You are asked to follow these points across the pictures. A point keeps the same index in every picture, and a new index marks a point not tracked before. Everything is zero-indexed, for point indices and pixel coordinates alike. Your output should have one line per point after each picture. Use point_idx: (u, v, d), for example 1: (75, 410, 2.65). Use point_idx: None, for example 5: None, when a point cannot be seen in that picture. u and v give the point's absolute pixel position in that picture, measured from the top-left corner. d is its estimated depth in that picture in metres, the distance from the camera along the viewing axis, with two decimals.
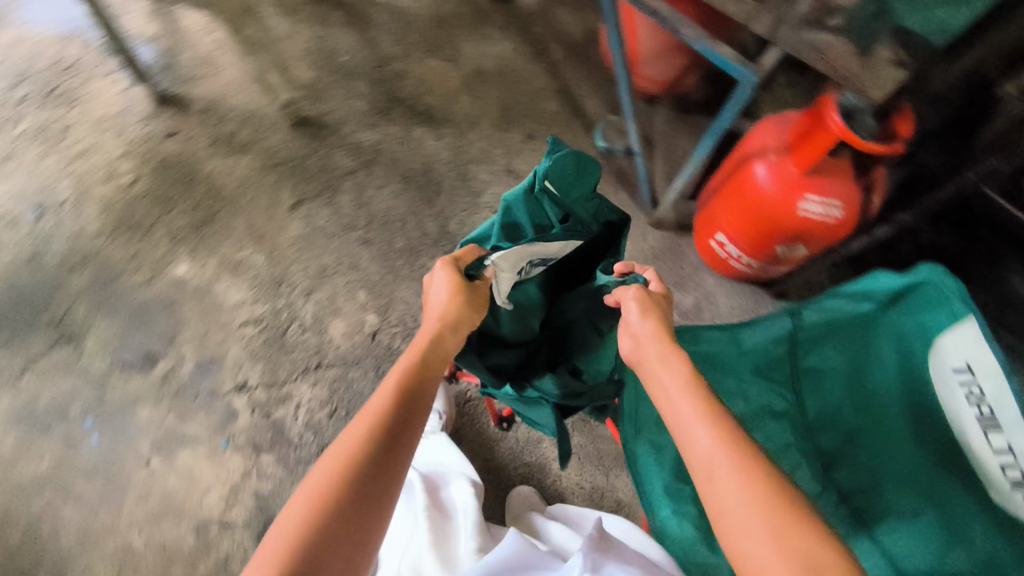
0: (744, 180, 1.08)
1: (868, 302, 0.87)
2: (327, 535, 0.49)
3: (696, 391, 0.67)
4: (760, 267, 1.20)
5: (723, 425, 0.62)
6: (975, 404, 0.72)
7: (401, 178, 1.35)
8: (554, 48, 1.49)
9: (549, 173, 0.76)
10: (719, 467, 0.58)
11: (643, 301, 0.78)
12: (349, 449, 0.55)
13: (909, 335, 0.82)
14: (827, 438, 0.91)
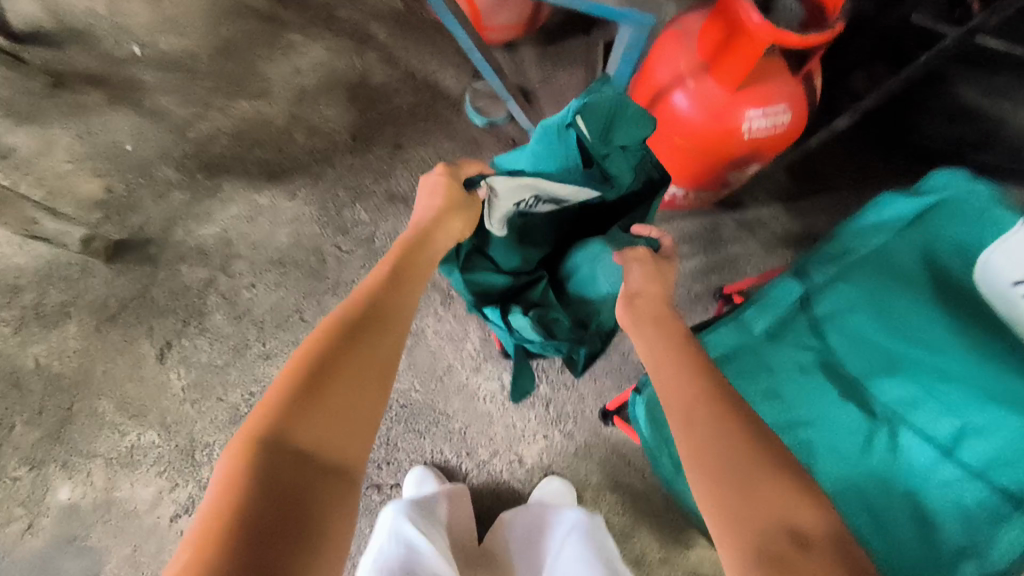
0: (664, 118, 0.89)
1: (882, 233, 0.81)
2: (321, 391, 0.49)
3: (684, 351, 0.61)
4: (709, 196, 1.04)
5: (713, 380, 0.57)
6: None
7: (271, 262, 1.09)
8: (375, 28, 1.20)
9: (585, 109, 0.67)
10: (695, 439, 0.52)
11: (648, 268, 0.70)
12: (342, 325, 0.55)
13: (939, 249, 0.80)
14: (876, 378, 0.80)
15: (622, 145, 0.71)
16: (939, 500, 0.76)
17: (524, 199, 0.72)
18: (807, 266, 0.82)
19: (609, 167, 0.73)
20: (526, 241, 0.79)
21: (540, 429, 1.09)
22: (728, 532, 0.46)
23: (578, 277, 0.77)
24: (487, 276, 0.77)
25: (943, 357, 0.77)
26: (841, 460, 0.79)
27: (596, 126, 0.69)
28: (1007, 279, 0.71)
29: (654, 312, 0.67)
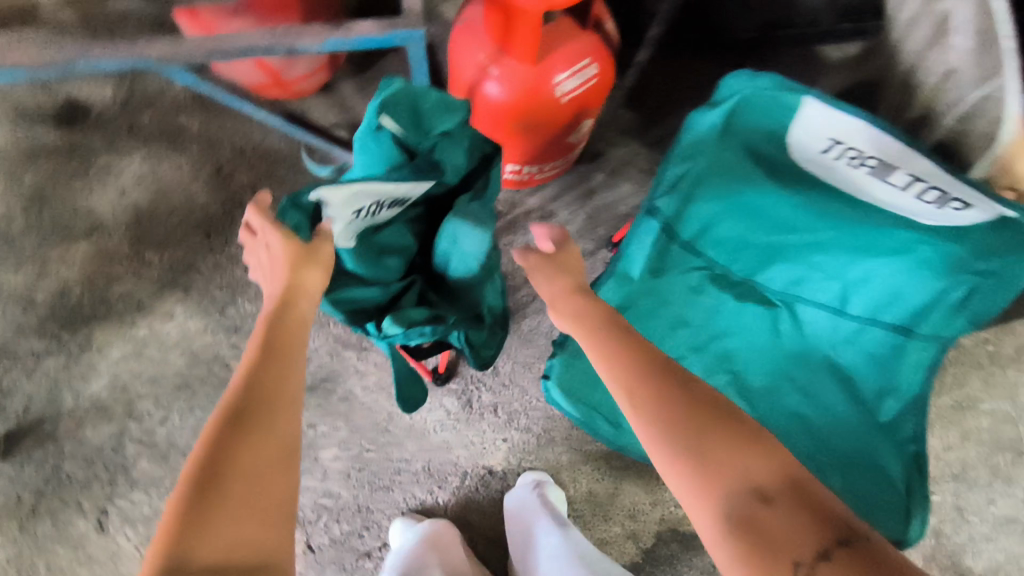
0: (483, 108, 0.90)
1: (706, 151, 0.77)
2: (211, 497, 0.46)
3: (610, 332, 0.59)
4: (564, 160, 1.06)
5: (647, 361, 0.56)
6: (859, 165, 0.68)
7: (176, 389, 1.05)
8: (185, 121, 1.16)
9: (389, 106, 0.63)
10: (649, 433, 0.52)
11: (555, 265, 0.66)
12: (223, 417, 0.50)
13: (758, 144, 0.76)
14: (760, 269, 0.87)
15: (442, 131, 0.68)
16: (850, 356, 0.84)
17: (366, 207, 0.62)
18: (656, 201, 0.80)
19: (440, 158, 0.68)
20: (384, 251, 0.68)
21: (498, 435, 1.10)
22: (706, 505, 0.49)
23: (453, 267, 0.71)
24: (359, 293, 0.67)
25: (812, 232, 0.79)
26: (757, 352, 0.89)
27: (406, 122, 0.65)
28: (816, 150, 0.71)
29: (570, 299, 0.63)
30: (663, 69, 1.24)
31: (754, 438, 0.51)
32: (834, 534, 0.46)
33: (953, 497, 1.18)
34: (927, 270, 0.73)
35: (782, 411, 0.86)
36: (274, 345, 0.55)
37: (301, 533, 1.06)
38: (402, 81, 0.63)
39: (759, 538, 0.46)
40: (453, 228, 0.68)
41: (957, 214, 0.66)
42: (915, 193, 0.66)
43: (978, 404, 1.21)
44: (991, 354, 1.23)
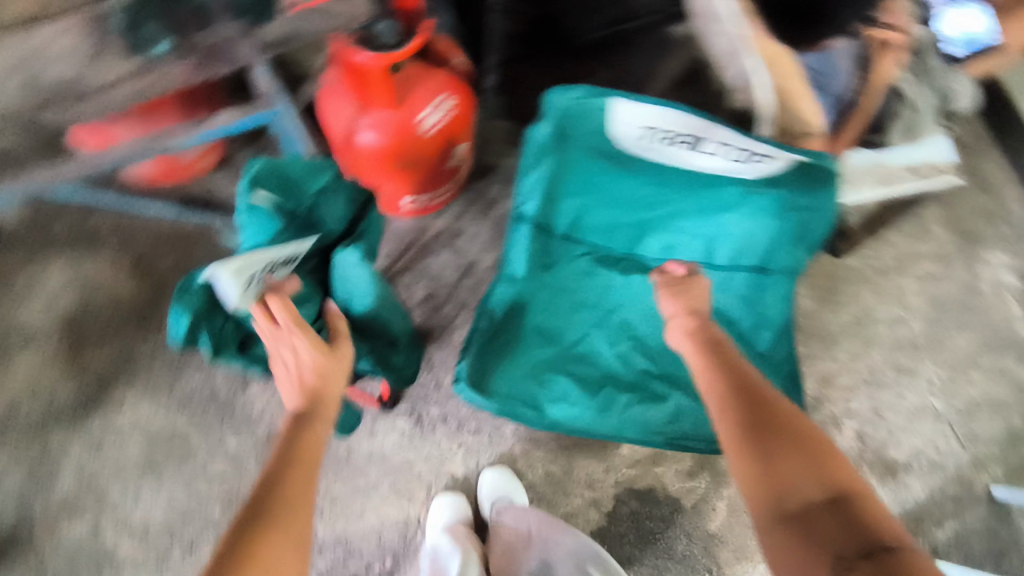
0: (360, 155, 0.98)
1: (546, 163, 0.84)
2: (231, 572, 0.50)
3: (721, 369, 0.71)
4: (452, 182, 1.16)
5: (750, 392, 0.67)
6: (675, 142, 0.80)
7: (143, 470, 1.12)
8: (97, 221, 1.22)
9: (258, 183, 0.72)
10: (731, 443, 0.63)
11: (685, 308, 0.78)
12: (255, 503, 0.56)
13: (596, 143, 0.84)
14: (634, 243, 0.97)
15: (317, 190, 0.77)
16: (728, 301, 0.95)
17: (260, 273, 0.68)
18: (522, 206, 0.88)
19: (322, 213, 0.77)
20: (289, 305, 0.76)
21: (452, 442, 1.19)
22: (769, 503, 0.57)
23: (354, 306, 0.79)
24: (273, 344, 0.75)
25: (667, 203, 0.90)
26: (653, 316, 0.97)
27: (279, 192, 0.74)
28: (637, 140, 0.81)
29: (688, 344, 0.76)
30: (532, 79, 1.35)
31: (827, 459, 0.58)
32: (879, 539, 0.50)
33: (868, 401, 1.30)
34: (765, 214, 0.86)
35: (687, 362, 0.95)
36: (295, 452, 0.62)
37: None
38: (263, 160, 0.72)
39: (801, 534, 0.53)
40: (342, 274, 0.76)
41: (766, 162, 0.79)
42: (728, 154, 0.79)
43: (874, 314, 1.35)
44: (875, 268, 1.37)
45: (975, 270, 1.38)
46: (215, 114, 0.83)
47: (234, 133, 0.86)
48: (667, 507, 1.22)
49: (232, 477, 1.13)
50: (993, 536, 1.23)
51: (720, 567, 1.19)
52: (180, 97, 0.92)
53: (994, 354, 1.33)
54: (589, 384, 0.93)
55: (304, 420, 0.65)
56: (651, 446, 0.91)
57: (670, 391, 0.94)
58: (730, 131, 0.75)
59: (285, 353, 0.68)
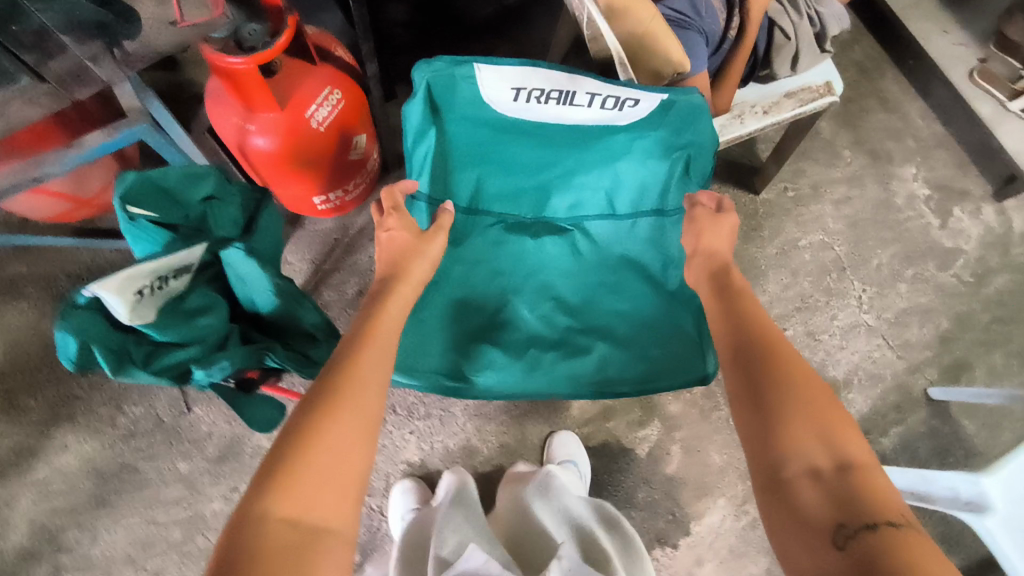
0: (258, 160, 0.98)
1: (426, 138, 0.89)
2: (307, 447, 0.57)
3: (746, 334, 0.70)
4: (365, 175, 1.17)
5: (769, 357, 0.66)
6: (547, 99, 0.83)
7: (97, 507, 1.13)
8: (10, 269, 1.21)
9: (133, 198, 0.71)
10: (740, 399, 0.65)
11: (704, 251, 0.82)
12: (327, 385, 0.63)
13: (473, 114, 0.88)
14: (536, 206, 0.99)
15: (204, 197, 0.77)
16: (637, 247, 0.97)
17: (148, 285, 0.70)
18: (414, 183, 0.91)
19: (212, 218, 0.78)
20: (194, 312, 0.76)
21: (404, 430, 1.21)
22: (767, 465, 0.59)
23: (261, 305, 0.80)
24: (182, 352, 0.72)
25: (558, 160, 0.93)
26: (567, 274, 0.99)
27: (160, 203, 0.74)
28: (511, 101, 0.85)
29: (717, 316, 0.76)
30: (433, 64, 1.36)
31: (837, 429, 0.59)
32: (869, 518, 0.51)
33: (804, 326, 1.33)
34: (652, 158, 0.89)
35: (607, 311, 0.96)
36: (363, 347, 0.68)
37: None
38: (135, 172, 0.72)
39: (798, 503, 0.55)
40: (240, 274, 0.77)
41: (638, 108, 0.83)
42: (600, 104, 0.82)
43: (798, 243, 1.38)
44: (794, 199, 1.41)
45: (889, 186, 1.43)
46: (83, 135, 0.84)
47: (108, 151, 0.87)
48: (625, 460, 1.25)
49: (188, 500, 1.14)
50: (935, 436, 1.28)
51: (683, 508, 1.23)
52: (58, 118, 0.87)
53: (916, 264, 1.38)
54: (513, 348, 0.95)
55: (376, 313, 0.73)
56: (580, 398, 0.94)
57: (594, 343, 0.95)
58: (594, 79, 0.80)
59: (382, 235, 0.81)
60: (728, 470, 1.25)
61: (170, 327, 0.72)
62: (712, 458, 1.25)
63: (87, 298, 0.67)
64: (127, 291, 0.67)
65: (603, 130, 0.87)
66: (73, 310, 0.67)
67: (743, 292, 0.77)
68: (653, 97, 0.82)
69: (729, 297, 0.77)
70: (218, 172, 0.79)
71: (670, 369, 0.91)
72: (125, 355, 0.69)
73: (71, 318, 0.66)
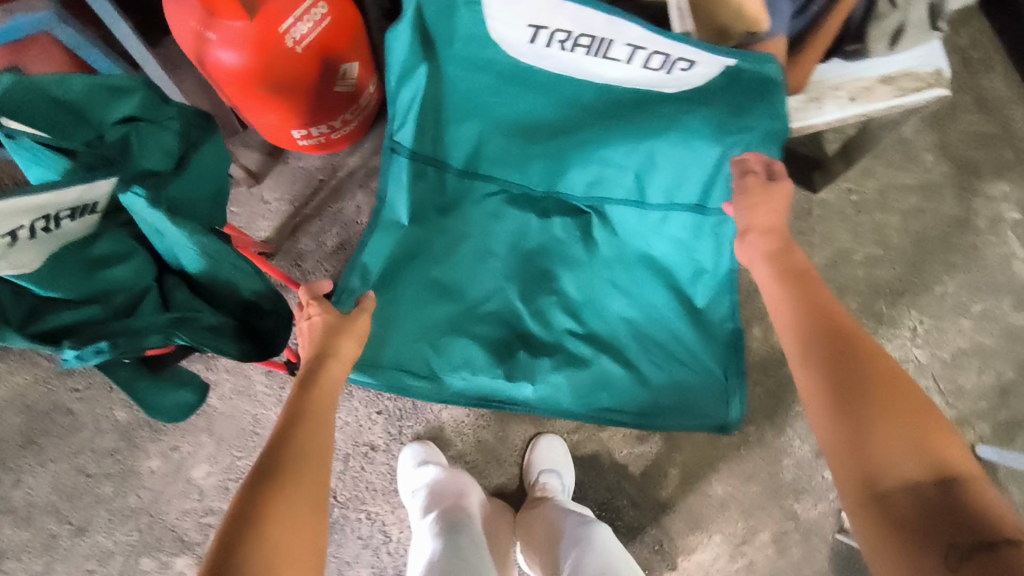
0: (224, 78, 0.81)
1: (413, 81, 0.72)
2: (254, 534, 0.51)
3: (819, 320, 0.58)
4: (358, 112, 1.00)
5: (845, 344, 0.55)
6: (574, 47, 0.63)
7: (22, 447, 1.03)
8: None
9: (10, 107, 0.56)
10: (817, 396, 0.54)
11: (761, 227, 0.64)
12: (266, 467, 0.56)
13: (474, 55, 0.70)
14: (548, 179, 0.81)
15: (121, 118, 0.62)
16: (663, 248, 0.80)
17: (27, 224, 0.54)
18: (396, 135, 0.77)
19: (131, 143, 0.62)
20: (102, 265, 0.61)
21: (371, 409, 1.08)
22: (859, 476, 0.49)
23: (186, 263, 0.64)
24: (76, 314, 0.58)
25: (581, 126, 0.74)
26: (575, 267, 0.82)
27: (54, 118, 0.59)
28: (526, 43, 0.65)
29: (778, 295, 0.61)
30: None
31: (932, 432, 0.49)
32: (988, 537, 0.42)
33: None
34: (698, 140, 0.70)
35: (613, 318, 0.81)
36: (307, 420, 0.61)
37: (190, 557, 1.02)
38: (13, 74, 0.56)
39: (899, 520, 0.46)
40: (157, 225, 0.61)
41: (691, 73, 0.62)
42: (642, 62, 0.62)
43: (851, 256, 1.19)
44: (855, 203, 1.21)
45: (970, 203, 1.21)
46: None
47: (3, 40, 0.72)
48: (612, 474, 1.11)
49: (123, 452, 1.03)
50: None
51: (671, 539, 1.09)
52: None
53: (985, 298, 1.17)
54: (497, 347, 0.80)
55: (309, 384, 0.64)
56: (570, 417, 0.80)
57: (599, 359, 0.79)
58: (641, 31, 0.58)
59: (303, 323, 0.69)
60: (728, 503, 1.10)
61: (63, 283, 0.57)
62: (712, 487, 1.11)
63: None
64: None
65: (640, 92, 0.68)
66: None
67: (815, 275, 0.62)
68: (715, 62, 0.60)
69: (793, 271, 0.62)
70: (140, 89, 0.63)
71: (684, 402, 0.78)
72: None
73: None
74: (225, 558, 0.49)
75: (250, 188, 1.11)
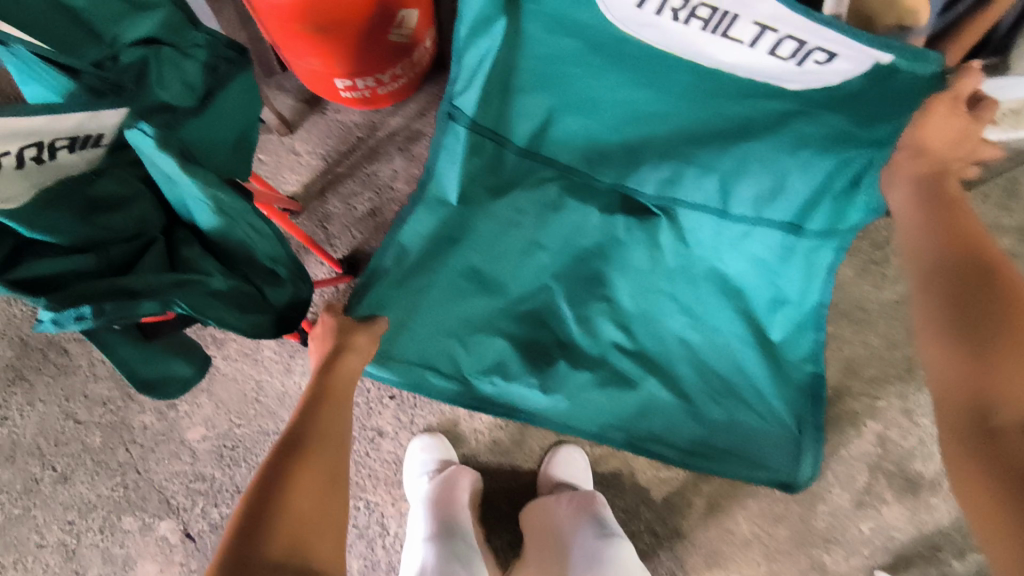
0: (264, 10, 0.72)
1: (484, 39, 0.63)
2: (280, 493, 0.48)
3: (954, 248, 0.49)
4: (410, 67, 0.90)
5: (984, 270, 0.47)
6: (687, 18, 0.52)
7: (11, 382, 0.97)
8: None
9: None
10: (936, 325, 0.46)
11: (912, 146, 0.54)
12: (291, 437, 0.54)
13: (561, 14, 0.59)
14: (621, 171, 0.70)
15: (138, 40, 0.54)
16: (738, 266, 0.70)
17: (14, 150, 0.45)
18: (458, 99, 0.68)
19: (149, 73, 0.53)
20: (101, 209, 0.52)
21: (383, 392, 1.00)
22: (969, 409, 0.42)
23: (198, 217, 0.55)
24: (63, 264, 0.49)
25: (670, 114, 0.64)
26: (634, 275, 0.72)
27: (59, 29, 0.51)
28: (631, 5, 0.53)
29: (912, 224, 0.53)
30: None
31: None
32: None
33: (902, 400, 1.03)
34: (808, 148, 0.60)
35: (669, 337, 0.72)
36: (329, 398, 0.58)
37: (174, 522, 0.95)
38: None
39: (1009, 455, 0.38)
40: (166, 169, 0.51)
41: (825, 68, 0.51)
42: (769, 47, 0.51)
43: None
44: None
45: None
46: None
47: None
48: (631, 496, 1.03)
49: (116, 402, 0.97)
50: None
51: (686, 574, 1.01)
52: None
53: None
54: (536, 354, 0.71)
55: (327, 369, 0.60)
56: (606, 443, 0.72)
57: (649, 384, 0.70)
58: (780, 8, 0.46)
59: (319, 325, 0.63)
60: (753, 544, 1.01)
61: (54, 228, 0.49)
62: (737, 525, 1.01)
63: None
64: None
65: (751, 84, 0.57)
66: None
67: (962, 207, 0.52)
68: (860, 58, 0.49)
69: (937, 203, 0.53)
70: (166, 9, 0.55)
71: (743, 444, 0.71)
72: None
73: None
74: (257, 517, 0.46)
75: (282, 137, 1.02)
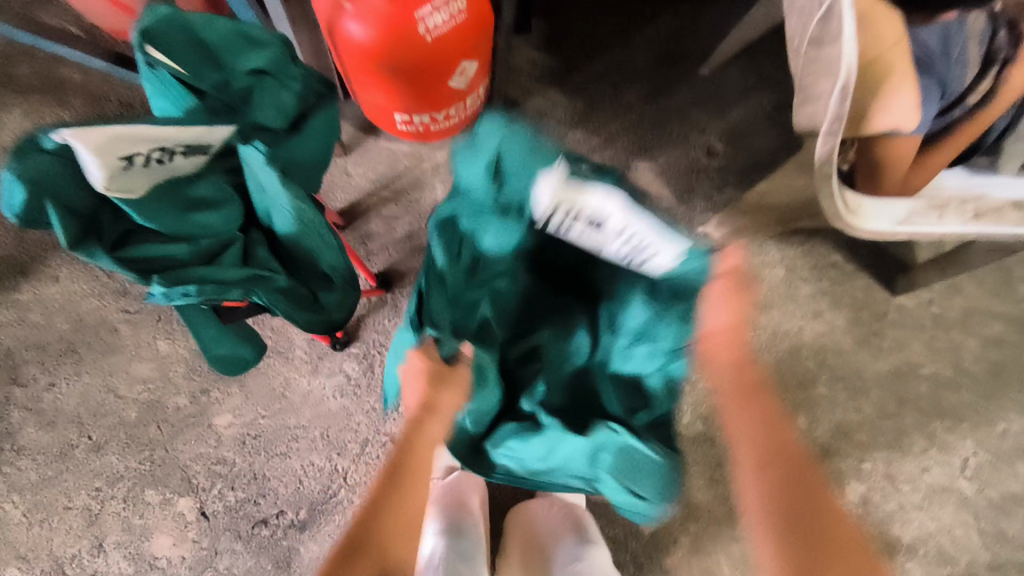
0: (346, 49, 0.83)
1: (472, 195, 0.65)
2: None
3: (772, 447, 0.66)
4: (463, 109, 1.00)
5: (792, 472, 0.65)
6: (578, 227, 0.64)
7: (62, 353, 1.05)
8: (67, 72, 1.12)
9: (153, 36, 0.58)
10: (767, 526, 0.64)
11: (719, 338, 0.68)
12: (365, 515, 0.60)
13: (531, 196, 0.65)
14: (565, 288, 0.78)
15: (253, 70, 0.63)
16: None
17: (143, 153, 0.54)
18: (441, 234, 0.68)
19: (255, 99, 0.63)
20: (199, 206, 0.60)
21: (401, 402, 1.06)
22: None
23: (278, 224, 0.64)
24: (164, 251, 0.59)
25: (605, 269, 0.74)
26: None
27: (193, 57, 0.60)
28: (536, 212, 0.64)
29: (738, 416, 0.69)
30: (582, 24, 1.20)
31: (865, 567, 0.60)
32: None
33: (886, 465, 1.09)
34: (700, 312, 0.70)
35: None
36: (408, 473, 0.62)
37: (192, 500, 1.02)
38: (170, 8, 0.58)
39: None
40: (262, 180, 0.61)
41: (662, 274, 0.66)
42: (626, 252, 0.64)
43: (919, 369, 1.12)
44: (934, 317, 1.14)
45: None
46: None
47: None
48: (621, 527, 1.08)
49: (155, 381, 1.05)
50: None
51: None
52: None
53: None
54: None
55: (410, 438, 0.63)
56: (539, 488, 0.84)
57: None
58: (653, 231, 0.61)
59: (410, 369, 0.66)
60: None
61: (164, 218, 0.58)
62: (719, 567, 1.06)
63: (61, 147, 0.53)
64: (105, 156, 0.52)
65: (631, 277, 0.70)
66: (47, 154, 0.53)
67: (762, 386, 0.69)
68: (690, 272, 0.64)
69: (745, 394, 0.68)
70: (280, 47, 0.64)
71: (626, 472, 0.66)
72: (89, 228, 0.55)
73: (49, 160, 0.53)
74: None
75: (337, 158, 1.12)
